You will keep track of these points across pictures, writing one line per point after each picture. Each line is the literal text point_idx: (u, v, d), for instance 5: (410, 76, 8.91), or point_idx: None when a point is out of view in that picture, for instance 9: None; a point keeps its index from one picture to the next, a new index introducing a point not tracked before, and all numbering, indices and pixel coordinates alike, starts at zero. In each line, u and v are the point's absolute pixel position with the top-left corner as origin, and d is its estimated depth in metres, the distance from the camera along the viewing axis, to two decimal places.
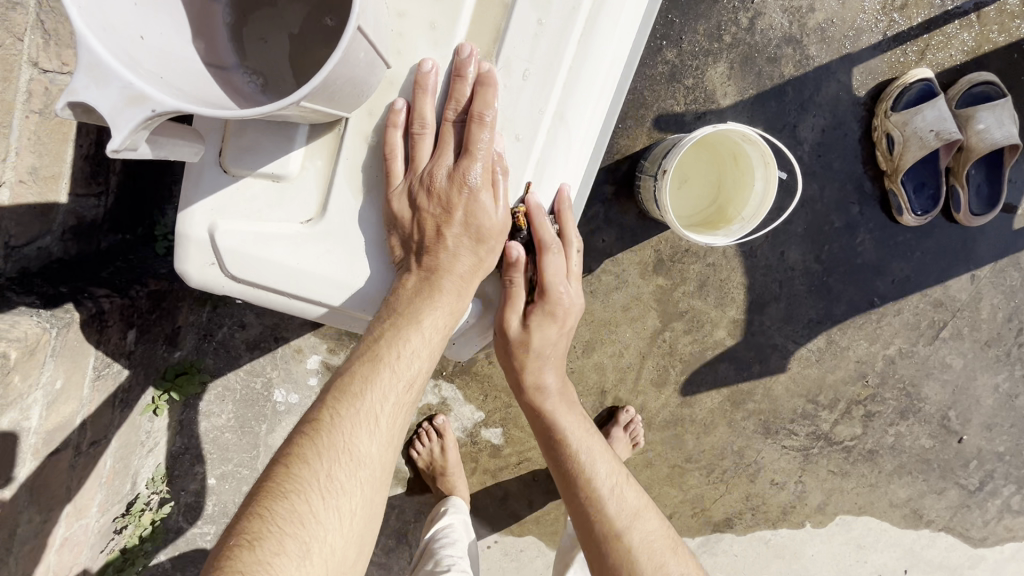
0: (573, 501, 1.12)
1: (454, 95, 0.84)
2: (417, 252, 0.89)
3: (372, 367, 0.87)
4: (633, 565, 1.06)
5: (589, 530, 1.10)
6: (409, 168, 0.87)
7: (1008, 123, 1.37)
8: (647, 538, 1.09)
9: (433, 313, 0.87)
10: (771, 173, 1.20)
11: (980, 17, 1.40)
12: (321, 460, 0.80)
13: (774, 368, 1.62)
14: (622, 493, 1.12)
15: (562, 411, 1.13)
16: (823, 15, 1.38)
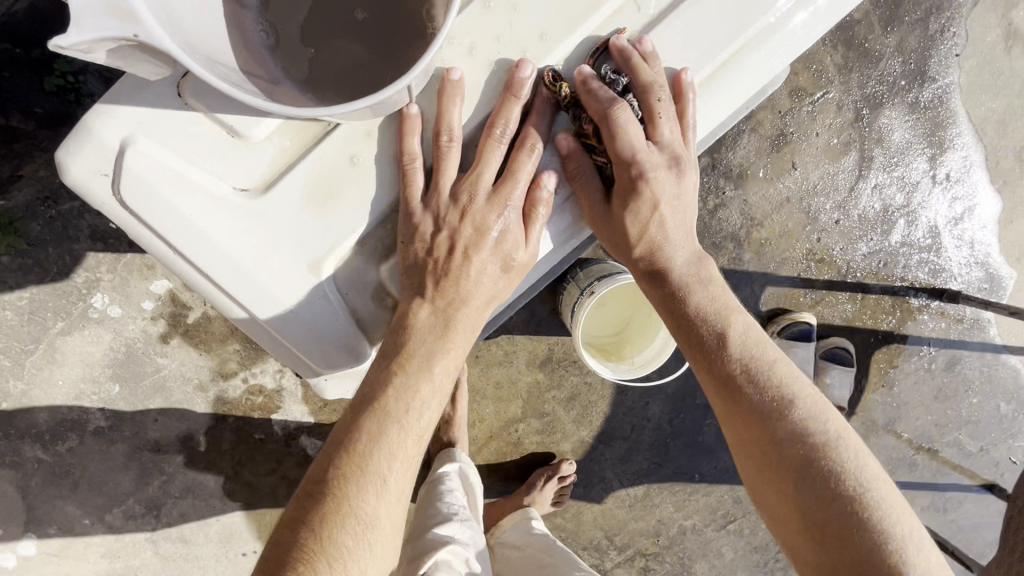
0: (697, 362, 0.97)
1: (503, 116, 0.86)
2: (436, 277, 0.89)
3: (382, 422, 0.87)
4: (767, 443, 0.90)
5: (726, 403, 0.94)
6: (441, 180, 0.87)
7: (845, 387, 1.64)
8: (789, 407, 0.91)
9: (446, 357, 0.91)
10: (672, 341, 1.36)
11: (863, 299, 1.65)
12: (330, 529, 0.82)
13: (591, 495, 1.71)
14: (755, 358, 0.94)
15: (693, 281, 0.99)
16: (766, 234, 1.55)
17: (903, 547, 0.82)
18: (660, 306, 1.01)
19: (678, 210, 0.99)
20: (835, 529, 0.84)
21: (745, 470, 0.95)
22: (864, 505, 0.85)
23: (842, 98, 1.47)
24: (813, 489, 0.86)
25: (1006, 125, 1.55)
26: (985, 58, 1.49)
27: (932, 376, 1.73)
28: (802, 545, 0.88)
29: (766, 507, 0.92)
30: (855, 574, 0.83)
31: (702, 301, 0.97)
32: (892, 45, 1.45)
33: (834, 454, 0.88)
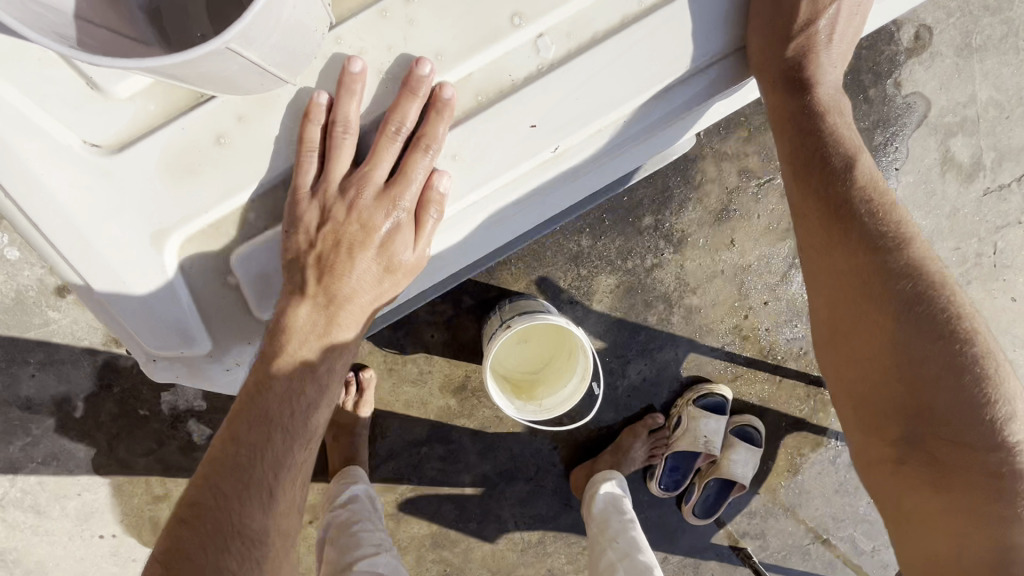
0: (805, 186, 1.03)
1: (396, 114, 0.83)
2: (321, 268, 0.90)
3: (264, 435, 0.93)
4: (878, 270, 0.95)
5: (833, 228, 0.99)
6: (331, 173, 0.86)
7: (750, 466, 1.68)
8: (904, 243, 0.96)
9: (331, 350, 0.95)
10: (581, 387, 1.31)
11: (780, 382, 1.69)
12: (211, 548, 0.86)
13: (484, 534, 1.66)
14: (877, 187, 1.00)
15: (831, 110, 1.04)
16: (697, 301, 1.58)
17: (995, 396, 0.88)
18: (776, 129, 1.07)
19: (856, 15, 1.00)
20: (932, 366, 0.90)
21: (826, 302, 1.02)
22: (970, 336, 0.91)
23: None
24: (914, 329, 0.92)
25: (933, 242, 1.62)
26: (922, 177, 1.57)
27: (835, 469, 1.76)
28: (876, 385, 0.95)
29: (845, 330, 0.99)
30: (945, 408, 0.90)
31: (825, 128, 1.03)
32: None
33: (945, 293, 0.93)
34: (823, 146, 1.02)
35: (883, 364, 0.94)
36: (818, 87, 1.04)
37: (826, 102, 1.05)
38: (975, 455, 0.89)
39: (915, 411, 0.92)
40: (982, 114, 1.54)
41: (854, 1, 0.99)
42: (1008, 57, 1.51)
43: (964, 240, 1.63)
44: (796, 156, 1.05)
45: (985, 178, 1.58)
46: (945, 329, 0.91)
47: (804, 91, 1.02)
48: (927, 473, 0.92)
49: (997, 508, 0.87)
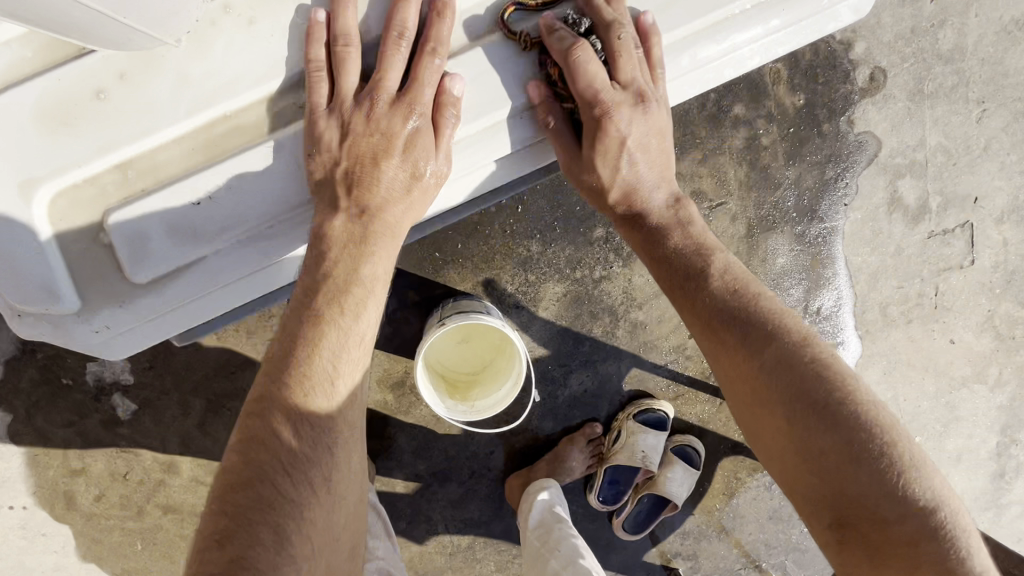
0: (682, 298, 1.07)
1: (398, 25, 0.93)
2: (348, 183, 0.96)
3: (316, 332, 0.93)
4: (754, 367, 0.98)
5: (712, 336, 1.03)
6: (347, 87, 0.93)
7: (685, 486, 1.66)
8: (773, 329, 0.99)
9: (371, 261, 0.97)
10: (512, 392, 1.32)
11: (720, 404, 1.71)
12: (283, 436, 0.87)
13: (413, 535, 1.64)
14: (740, 280, 1.05)
15: (681, 214, 1.12)
16: (643, 317, 1.59)
17: (899, 465, 0.89)
18: (643, 248, 1.13)
19: (653, 149, 1.10)
20: (830, 453, 0.91)
21: (734, 402, 1.04)
22: (859, 414, 0.91)
23: (736, 212, 1.55)
24: (802, 421, 0.93)
25: (877, 280, 1.66)
26: (869, 215, 1.60)
27: (769, 496, 1.77)
28: (799, 477, 0.95)
29: (755, 429, 1.01)
30: (857, 491, 0.89)
31: (679, 243, 1.10)
32: (790, 178, 1.55)
33: (818, 369, 0.95)
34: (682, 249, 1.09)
35: (791, 455, 0.95)
36: (654, 207, 1.13)
37: (670, 214, 1.13)
38: (899, 531, 0.87)
39: (838, 498, 0.91)
40: (930, 159, 1.58)
41: (644, 128, 1.06)
42: (957, 106, 1.56)
43: (907, 279, 1.66)
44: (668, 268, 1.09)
45: (930, 222, 1.62)
46: (829, 410, 0.92)
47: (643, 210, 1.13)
48: (871, 560, 0.89)
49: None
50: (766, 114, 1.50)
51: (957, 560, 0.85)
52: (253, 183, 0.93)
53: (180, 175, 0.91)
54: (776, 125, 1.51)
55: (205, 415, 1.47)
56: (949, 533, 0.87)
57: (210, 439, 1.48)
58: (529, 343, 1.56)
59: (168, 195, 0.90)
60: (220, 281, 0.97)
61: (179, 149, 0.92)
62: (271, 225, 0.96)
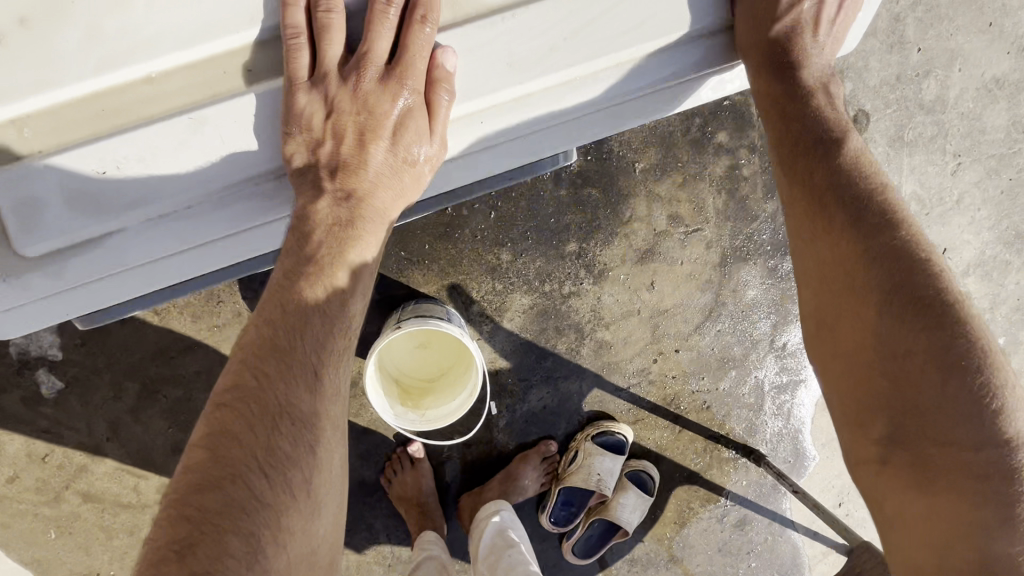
0: (795, 166, 1.00)
1: None
2: (333, 165, 0.91)
3: (302, 317, 0.85)
4: (860, 253, 0.91)
5: (816, 211, 0.96)
6: (329, 59, 0.85)
7: (637, 512, 1.63)
8: (892, 223, 0.92)
9: (360, 245, 0.92)
10: (466, 403, 1.26)
11: (679, 432, 1.67)
12: (262, 433, 0.78)
13: (351, 543, 1.56)
14: (865, 170, 0.97)
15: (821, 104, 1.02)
16: (609, 337, 1.56)
17: (993, 388, 0.84)
18: (766, 104, 1.04)
19: (824, 20, 1.02)
20: (923, 362, 0.85)
21: (814, 294, 0.98)
22: (967, 326, 0.86)
23: (711, 239, 1.54)
24: (898, 323, 0.87)
25: None
26: None
27: (720, 528, 1.74)
28: (867, 382, 0.91)
29: (831, 325, 0.95)
30: (933, 411, 0.85)
31: (810, 119, 1.01)
32: (768, 211, 1.54)
33: (936, 276, 0.88)
34: (805, 128, 1.00)
35: (867, 358, 0.90)
36: (804, 67, 1.02)
37: (817, 77, 1.04)
38: (967, 458, 0.84)
39: (902, 409, 0.88)
40: (904, 206, 1.59)
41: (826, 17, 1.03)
42: (935, 157, 1.57)
43: None
44: (791, 135, 1.01)
45: None
46: (934, 316, 0.86)
47: (786, 81, 1.01)
48: (916, 481, 0.88)
49: (989, 513, 0.83)
50: (749, 145, 1.49)
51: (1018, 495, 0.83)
52: (169, 158, 0.81)
53: (84, 143, 0.79)
54: (758, 157, 1.50)
55: (138, 401, 1.38)
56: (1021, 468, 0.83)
57: (142, 427, 1.39)
58: (490, 354, 1.51)
59: (69, 159, 0.79)
60: (122, 266, 0.85)
61: (88, 110, 0.79)
62: (188, 208, 0.84)
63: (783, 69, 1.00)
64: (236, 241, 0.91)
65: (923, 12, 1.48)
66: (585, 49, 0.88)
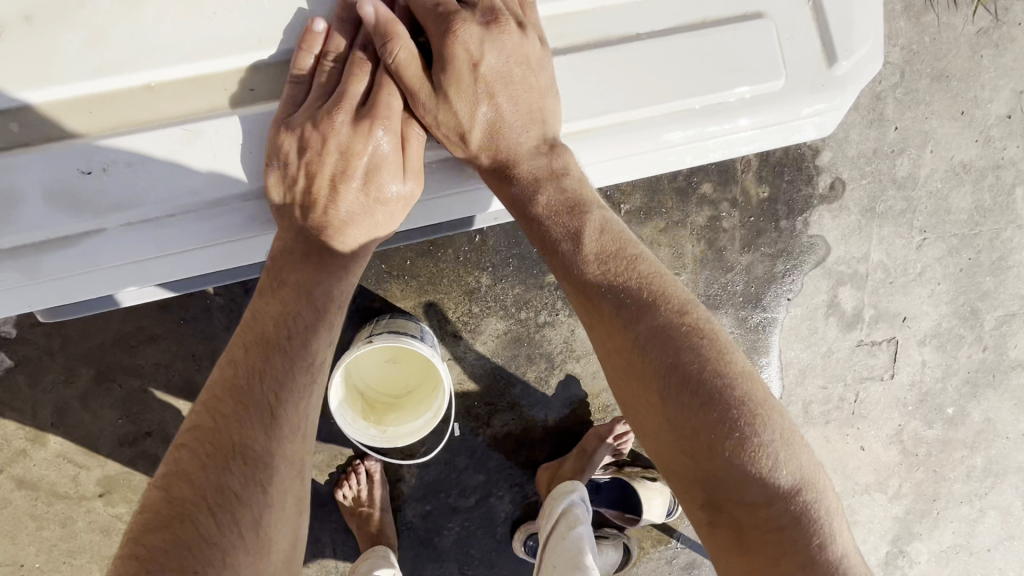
0: (557, 266, 0.94)
1: (374, 37, 0.85)
2: (303, 203, 0.88)
3: (263, 358, 0.85)
4: (626, 348, 0.87)
5: (589, 306, 0.92)
6: (313, 97, 0.85)
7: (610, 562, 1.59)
8: (649, 305, 0.87)
9: (328, 283, 0.91)
10: (429, 424, 1.26)
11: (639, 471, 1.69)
12: (212, 473, 0.75)
13: None
14: (615, 250, 0.92)
15: (575, 172, 0.94)
16: (578, 370, 1.57)
17: (768, 448, 0.80)
18: (513, 210, 0.97)
19: (524, 83, 0.90)
20: (701, 434, 0.80)
21: (612, 381, 0.92)
22: (729, 389, 0.81)
23: (685, 284, 1.58)
24: (667, 408, 0.83)
25: (804, 376, 1.71)
26: (809, 313, 1.66)
27: (670, 570, 1.74)
28: (668, 460, 0.85)
29: (629, 407, 0.90)
30: (722, 479, 0.80)
31: (548, 214, 0.94)
32: (742, 264, 1.59)
33: (701, 347, 0.84)
34: (552, 219, 0.94)
35: (662, 439, 0.85)
36: (521, 160, 0.94)
37: (540, 164, 0.93)
38: (765, 517, 0.79)
39: (699, 477, 0.81)
40: (871, 273, 1.66)
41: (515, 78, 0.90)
42: (902, 230, 1.65)
43: (832, 381, 1.72)
44: (538, 239, 0.96)
45: (860, 331, 1.69)
46: (696, 394, 0.81)
47: (511, 178, 0.94)
48: (735, 544, 0.80)
49: (801, 573, 0.76)
50: (731, 199, 1.54)
51: (817, 541, 0.78)
52: (155, 165, 0.81)
53: (67, 141, 0.79)
54: (738, 212, 1.55)
55: (91, 388, 1.33)
56: (814, 514, 0.79)
57: (91, 415, 1.34)
58: (459, 375, 1.51)
59: (54, 158, 0.79)
60: (94, 265, 0.84)
61: (79, 112, 0.80)
62: (167, 217, 0.83)
63: (501, 174, 0.95)
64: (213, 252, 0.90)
65: (903, 93, 1.57)
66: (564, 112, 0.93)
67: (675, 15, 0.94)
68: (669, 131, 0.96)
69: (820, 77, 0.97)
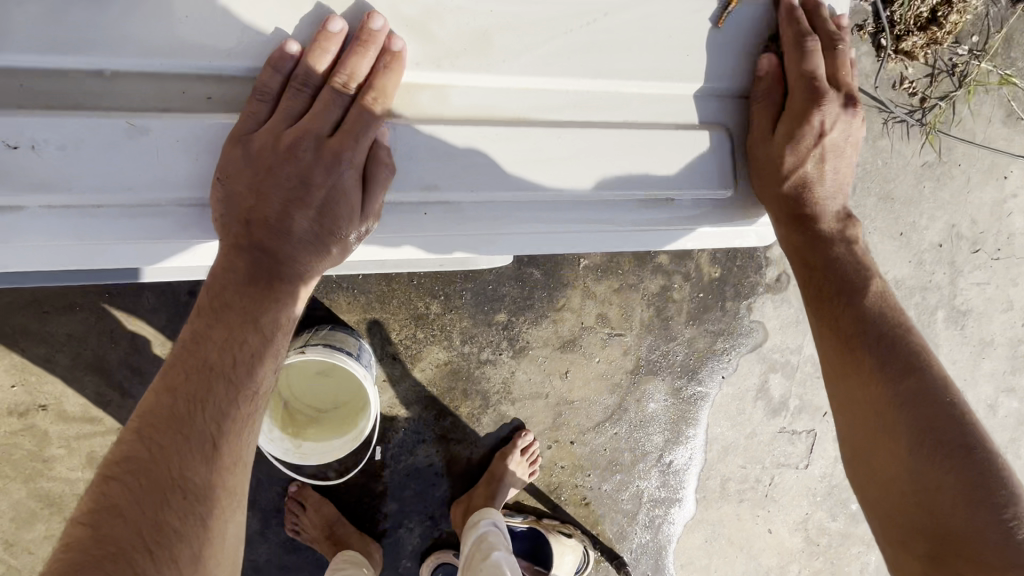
0: (826, 314, 0.99)
1: (350, 67, 0.81)
2: (248, 224, 0.82)
3: (204, 383, 0.78)
4: (880, 399, 0.90)
5: (845, 351, 0.95)
6: (274, 121, 0.81)
7: None
8: (923, 364, 0.90)
9: (274, 311, 0.85)
10: (345, 448, 1.25)
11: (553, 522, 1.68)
12: (148, 508, 0.69)
13: None
14: (890, 315, 0.95)
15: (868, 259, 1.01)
16: (511, 412, 1.57)
17: (1021, 524, 0.79)
18: (794, 245, 1.02)
19: (842, 156, 1.00)
20: (948, 491, 0.81)
21: (846, 423, 0.95)
22: (988, 456, 0.82)
23: (629, 346, 1.61)
24: (916, 459, 0.84)
25: (726, 454, 1.76)
26: (739, 394, 1.73)
27: None
28: (897, 506, 0.85)
29: (858, 450, 0.92)
30: (962, 540, 0.79)
31: (843, 257, 1.00)
32: (685, 336, 1.65)
33: (960, 411, 0.85)
34: (832, 268, 0.99)
35: (894, 484, 0.86)
36: (819, 218, 1.01)
37: (835, 227, 1.01)
38: None
39: (929, 532, 0.82)
40: (802, 365, 1.75)
41: (842, 142, 1.00)
42: None
43: (751, 463, 1.77)
44: (819, 278, 1.01)
45: (784, 418, 1.77)
46: (947, 450, 0.83)
47: (809, 238, 1.00)
48: None
49: None
50: (685, 273, 1.61)
51: None
52: (91, 153, 0.75)
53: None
54: (690, 286, 1.62)
55: None
56: None
57: None
58: (390, 400, 1.48)
59: None
60: (2, 242, 0.77)
61: (15, 81, 0.74)
62: (97, 208, 0.78)
63: (796, 218, 0.99)
64: (142, 249, 0.85)
65: (852, 206, 1.70)
66: (529, 174, 0.87)
67: (651, 108, 0.93)
68: (619, 213, 0.95)
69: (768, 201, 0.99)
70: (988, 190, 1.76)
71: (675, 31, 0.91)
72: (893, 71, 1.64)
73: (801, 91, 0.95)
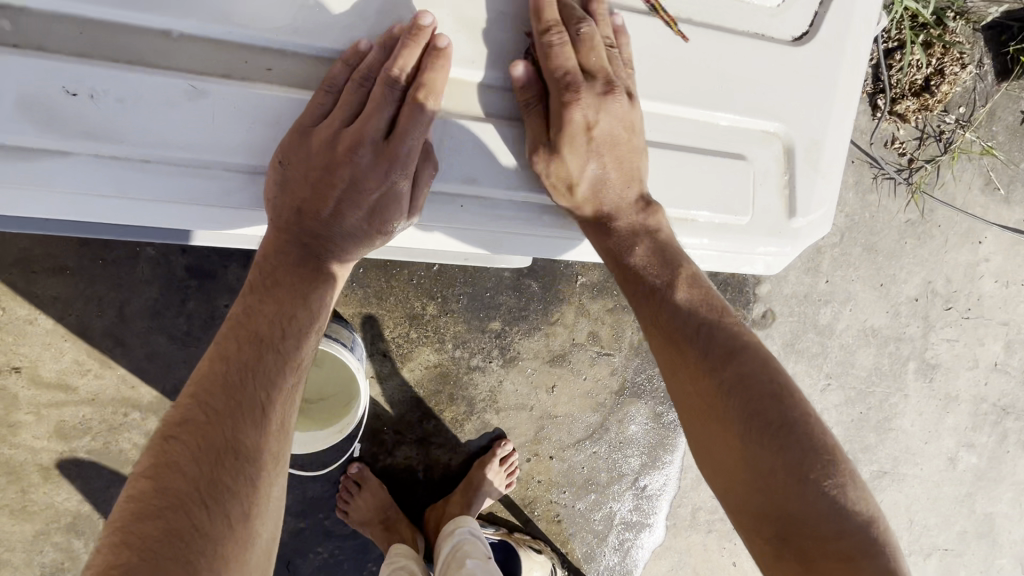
0: (649, 310, 0.93)
1: (402, 61, 0.81)
2: (299, 212, 0.86)
3: (257, 352, 0.79)
4: (705, 391, 0.85)
5: (670, 349, 0.90)
6: (334, 115, 0.82)
7: None
8: (734, 348, 0.87)
9: (320, 294, 0.88)
10: (330, 440, 1.25)
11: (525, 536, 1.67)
12: (207, 466, 0.69)
13: None
14: (708, 303, 0.92)
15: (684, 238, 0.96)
16: (495, 421, 1.57)
17: (848, 491, 0.77)
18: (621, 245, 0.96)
19: (629, 147, 0.93)
20: (780, 472, 0.77)
21: (686, 423, 0.89)
22: (808, 426, 0.80)
23: (617, 366, 1.64)
24: (747, 446, 0.80)
25: (700, 483, 1.78)
26: None
27: None
28: (745, 497, 0.80)
29: (703, 448, 0.85)
30: (802, 519, 0.76)
31: (664, 242, 0.95)
32: None
33: (778, 387, 0.83)
34: (660, 257, 0.94)
35: (737, 476, 0.80)
36: (618, 215, 0.96)
37: (638, 218, 0.96)
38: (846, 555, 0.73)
39: (772, 518, 0.77)
40: None
41: (619, 137, 0.92)
42: (812, 370, 1.82)
43: None
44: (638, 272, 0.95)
45: None
46: (773, 432, 0.79)
47: (622, 237, 0.96)
48: None
49: None
50: None
51: None
52: (148, 110, 0.77)
53: (59, 56, 0.74)
54: None
55: None
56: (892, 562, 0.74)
57: None
58: (376, 397, 1.47)
59: (39, 67, 0.73)
60: (48, 185, 0.79)
61: (72, 32, 0.75)
62: (145, 162, 0.80)
63: (598, 224, 0.98)
64: (179, 209, 0.86)
65: (838, 253, 1.77)
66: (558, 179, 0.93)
67: (681, 130, 1.00)
68: None
69: (778, 225, 1.06)
70: (963, 253, 1.85)
71: (713, 62, 0.97)
72: (886, 130, 1.74)
73: (553, 84, 0.88)
